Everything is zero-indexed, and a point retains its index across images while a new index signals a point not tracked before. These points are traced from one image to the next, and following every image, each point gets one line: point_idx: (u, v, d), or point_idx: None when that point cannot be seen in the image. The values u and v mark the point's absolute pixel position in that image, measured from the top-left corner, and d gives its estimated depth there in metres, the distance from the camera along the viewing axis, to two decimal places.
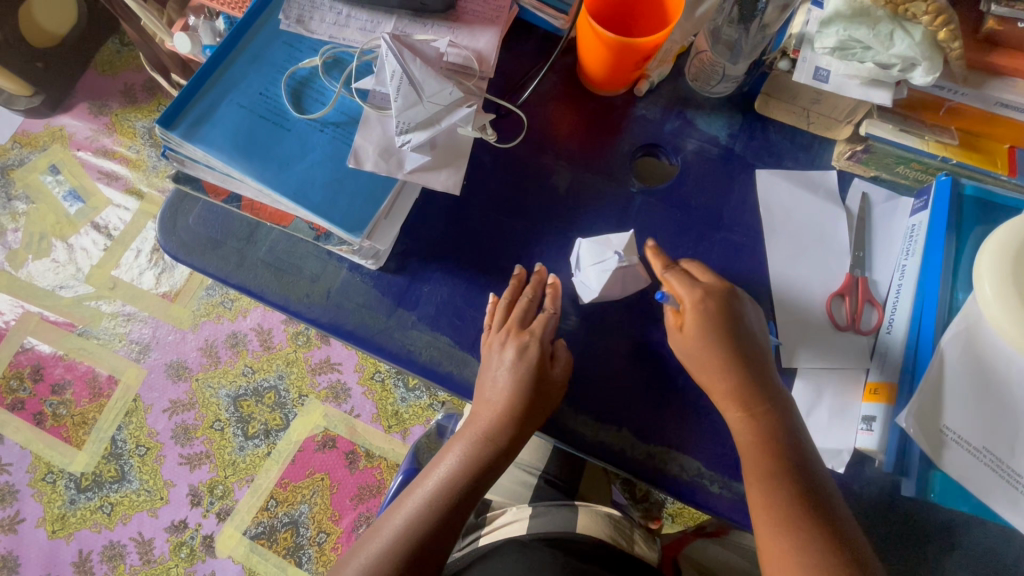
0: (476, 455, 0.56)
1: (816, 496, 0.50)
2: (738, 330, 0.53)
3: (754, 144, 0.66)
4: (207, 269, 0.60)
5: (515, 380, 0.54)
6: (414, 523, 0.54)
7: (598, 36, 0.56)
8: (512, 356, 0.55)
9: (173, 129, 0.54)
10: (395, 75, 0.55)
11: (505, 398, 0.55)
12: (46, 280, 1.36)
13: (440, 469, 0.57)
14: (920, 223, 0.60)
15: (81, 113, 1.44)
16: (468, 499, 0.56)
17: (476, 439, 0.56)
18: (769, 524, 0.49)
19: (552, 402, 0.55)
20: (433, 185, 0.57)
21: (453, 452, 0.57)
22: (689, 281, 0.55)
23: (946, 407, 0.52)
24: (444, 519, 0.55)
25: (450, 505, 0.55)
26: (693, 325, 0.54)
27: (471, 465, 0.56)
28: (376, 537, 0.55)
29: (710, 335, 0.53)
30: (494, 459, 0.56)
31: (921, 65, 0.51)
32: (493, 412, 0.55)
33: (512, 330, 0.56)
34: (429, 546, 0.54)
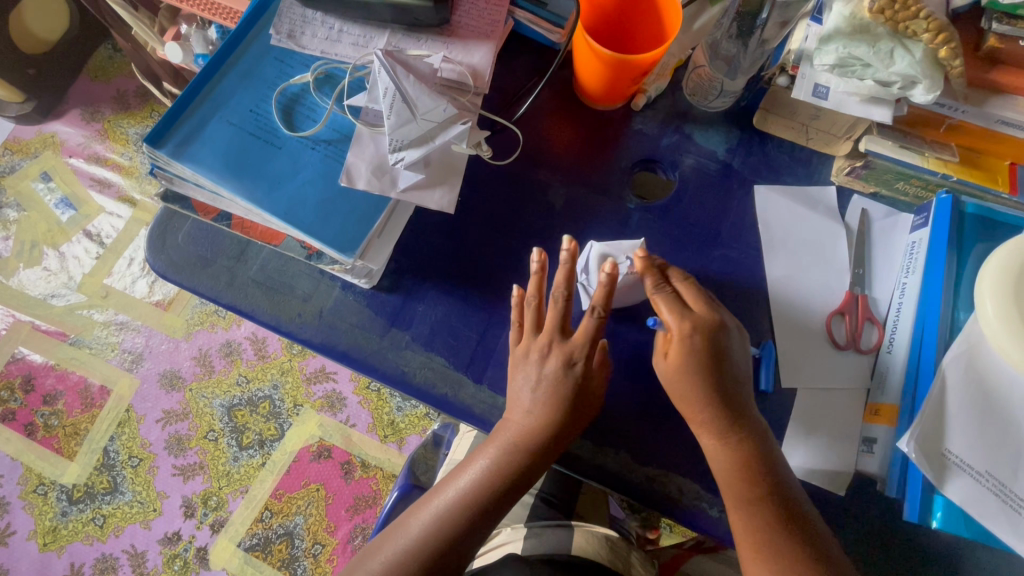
0: (508, 461, 0.54)
1: (806, 524, 0.49)
2: (721, 364, 0.52)
3: (752, 159, 0.65)
4: (197, 288, 0.59)
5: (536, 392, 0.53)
6: (440, 525, 0.53)
7: (594, 52, 0.55)
8: (537, 367, 0.54)
9: (160, 147, 0.53)
10: (388, 92, 0.54)
11: (543, 408, 0.53)
12: (37, 288, 1.35)
13: (469, 471, 0.55)
14: (920, 240, 0.59)
15: (73, 119, 1.42)
16: (499, 502, 0.54)
17: (506, 446, 0.54)
18: (756, 547, 0.49)
19: (588, 415, 0.54)
20: (428, 204, 0.56)
21: (485, 454, 0.55)
22: (679, 309, 0.52)
23: (948, 430, 0.51)
24: (470, 523, 0.53)
25: (478, 509, 0.53)
26: (676, 355, 0.52)
27: (504, 469, 0.54)
28: (400, 534, 0.54)
29: (691, 369, 0.51)
30: (527, 469, 0.53)
31: (922, 83, 0.51)
32: (529, 421, 0.53)
33: (553, 339, 0.54)
34: (453, 548, 0.52)
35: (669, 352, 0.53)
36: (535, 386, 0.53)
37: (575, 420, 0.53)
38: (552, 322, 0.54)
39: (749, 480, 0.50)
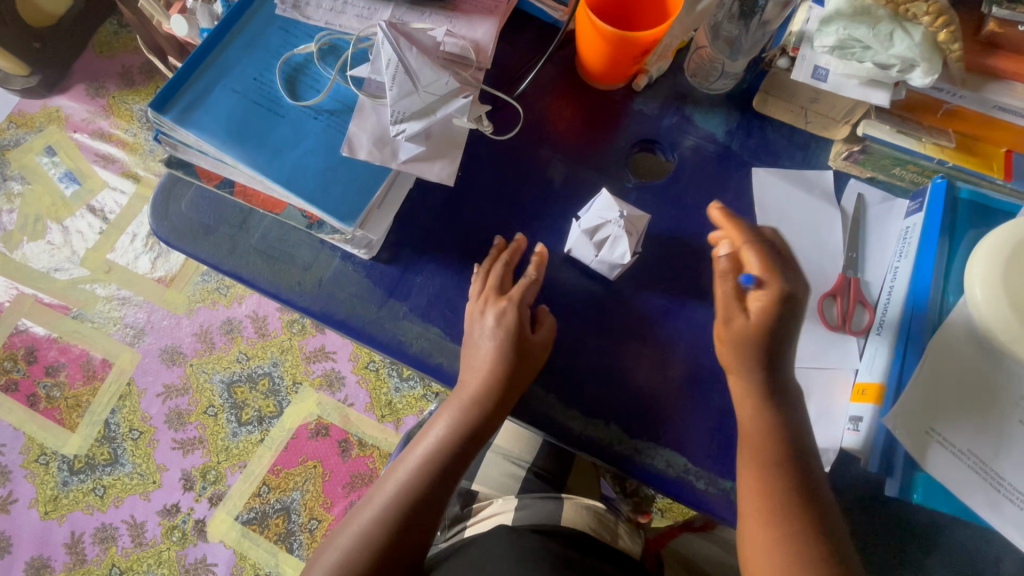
0: (463, 419, 0.56)
1: (814, 493, 0.51)
2: (791, 323, 0.54)
3: (751, 141, 0.66)
4: (199, 255, 0.60)
5: (491, 359, 0.55)
6: (406, 488, 0.55)
7: (597, 29, 0.56)
8: (493, 326, 0.55)
9: (165, 112, 0.54)
10: (391, 64, 0.54)
11: (489, 363, 0.55)
12: (40, 261, 1.36)
13: (430, 435, 0.58)
14: (914, 225, 0.60)
15: (78, 94, 1.42)
16: (455, 468, 0.57)
17: (461, 412, 0.56)
18: (763, 516, 0.51)
19: (537, 365, 0.56)
20: (428, 175, 0.57)
21: (441, 421, 0.58)
22: (771, 265, 0.55)
23: (932, 408, 0.52)
24: (434, 481, 0.56)
25: (438, 473, 0.56)
26: (762, 310, 0.54)
27: (460, 431, 0.57)
28: (369, 505, 0.56)
29: (769, 325, 0.54)
30: (482, 424, 0.56)
31: (920, 66, 0.51)
32: (478, 378, 0.55)
33: (491, 297, 0.56)
34: (420, 512, 0.55)
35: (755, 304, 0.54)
36: (503, 354, 0.54)
37: (520, 381, 0.55)
38: (491, 284, 0.57)
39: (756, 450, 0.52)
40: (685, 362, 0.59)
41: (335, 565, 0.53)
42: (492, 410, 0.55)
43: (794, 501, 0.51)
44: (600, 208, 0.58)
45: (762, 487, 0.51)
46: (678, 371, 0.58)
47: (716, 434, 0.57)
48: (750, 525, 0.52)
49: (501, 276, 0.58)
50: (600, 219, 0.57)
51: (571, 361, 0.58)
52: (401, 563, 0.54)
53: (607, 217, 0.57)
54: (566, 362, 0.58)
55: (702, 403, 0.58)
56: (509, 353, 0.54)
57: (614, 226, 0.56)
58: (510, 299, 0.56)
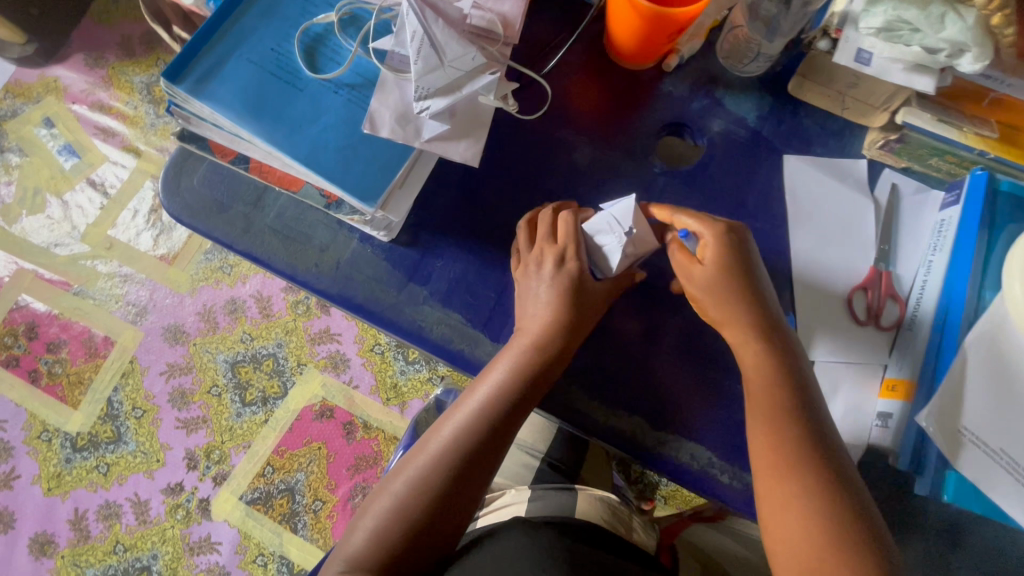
0: (523, 366, 0.52)
1: (842, 472, 0.48)
2: (746, 266, 0.52)
3: (783, 128, 0.64)
4: (213, 233, 0.58)
5: (549, 307, 0.53)
6: (462, 436, 0.52)
7: (632, 4, 0.53)
8: (546, 274, 0.53)
9: (179, 83, 0.51)
10: (416, 36, 0.52)
11: (550, 307, 0.53)
12: (40, 236, 1.33)
13: (486, 382, 0.53)
14: (950, 219, 0.58)
15: (77, 64, 1.38)
16: (512, 420, 0.53)
17: (512, 370, 0.52)
18: (783, 489, 0.47)
19: (596, 312, 0.54)
20: (452, 155, 0.54)
21: (498, 368, 0.53)
22: (704, 216, 0.53)
23: (964, 405, 0.51)
24: (491, 430, 0.53)
25: (494, 425, 0.52)
26: (713, 257, 0.52)
27: (520, 378, 0.52)
28: (422, 452, 0.53)
29: (727, 268, 0.52)
30: (543, 371, 0.52)
31: (972, 51, 0.49)
32: (542, 323, 0.53)
33: (545, 246, 0.54)
34: (474, 463, 0.52)
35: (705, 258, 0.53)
36: (559, 302, 0.53)
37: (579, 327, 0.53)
38: (543, 234, 0.55)
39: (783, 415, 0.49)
40: (712, 355, 0.57)
41: (387, 516, 0.51)
42: (552, 356, 0.52)
43: (818, 478, 0.47)
44: (618, 212, 0.52)
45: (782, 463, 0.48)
46: (704, 363, 0.57)
47: (742, 428, 0.56)
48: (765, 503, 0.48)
49: (550, 223, 0.55)
50: (608, 217, 0.52)
51: (595, 349, 0.57)
52: (454, 519, 0.52)
53: (616, 220, 0.51)
54: (590, 348, 0.57)
55: (728, 396, 0.56)
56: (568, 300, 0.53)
57: (617, 231, 0.52)
58: (556, 248, 0.54)
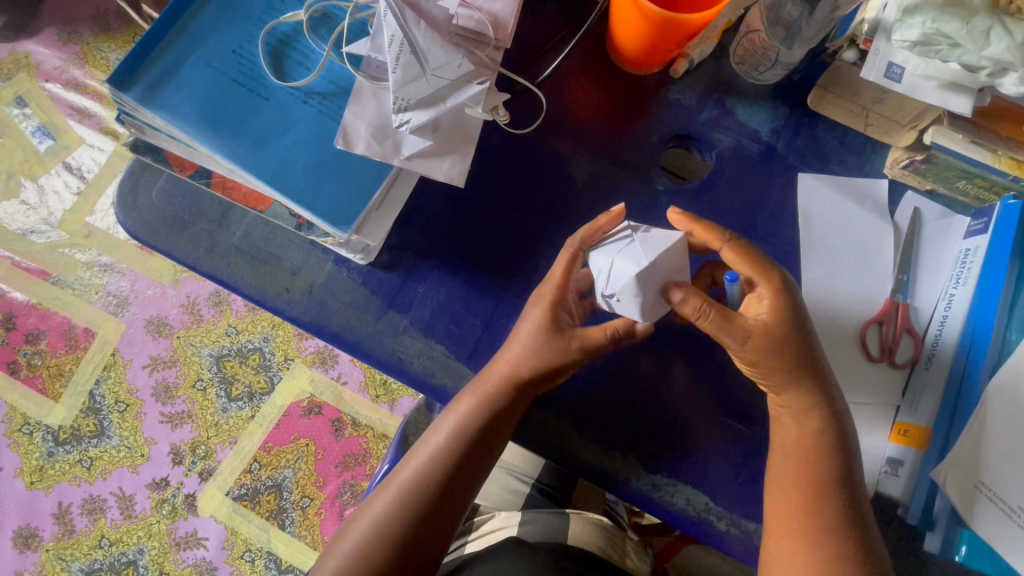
0: (489, 404, 0.49)
1: (858, 522, 0.47)
2: (804, 326, 0.47)
3: (799, 141, 0.58)
4: (173, 253, 0.53)
5: (521, 343, 0.49)
6: (427, 476, 0.50)
7: (638, 7, 0.47)
8: (529, 306, 0.49)
9: (127, 90, 0.46)
10: (394, 41, 0.46)
11: (524, 346, 0.48)
12: (15, 222, 1.27)
13: (451, 419, 0.50)
14: (977, 249, 0.53)
15: (49, 39, 1.30)
16: (478, 457, 0.50)
17: (477, 409, 0.49)
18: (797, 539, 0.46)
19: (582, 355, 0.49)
20: (435, 175, 0.49)
21: (463, 403, 0.50)
22: (760, 262, 0.47)
23: (983, 460, 0.48)
24: (458, 468, 0.50)
25: (460, 462, 0.50)
26: (770, 312, 0.46)
27: (486, 419, 0.49)
28: (385, 490, 0.50)
29: (783, 328, 0.46)
30: (511, 409, 0.49)
31: (1017, 71, 0.44)
32: (511, 360, 0.49)
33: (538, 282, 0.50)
34: (439, 502, 0.50)
35: (759, 312, 0.47)
36: (535, 338, 0.48)
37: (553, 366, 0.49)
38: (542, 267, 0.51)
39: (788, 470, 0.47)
40: (713, 392, 0.54)
41: (350, 559, 0.48)
42: (521, 394, 0.49)
43: (830, 529, 0.46)
44: (614, 278, 0.44)
45: (798, 514, 0.47)
46: (705, 401, 0.53)
47: (743, 472, 0.52)
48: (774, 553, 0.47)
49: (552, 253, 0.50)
50: (609, 265, 0.44)
51: (589, 385, 0.53)
52: (418, 565, 0.49)
53: (610, 276, 0.44)
54: (579, 382, 0.53)
55: (729, 437, 0.53)
56: (544, 340, 0.48)
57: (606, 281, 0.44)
58: (548, 283, 0.49)
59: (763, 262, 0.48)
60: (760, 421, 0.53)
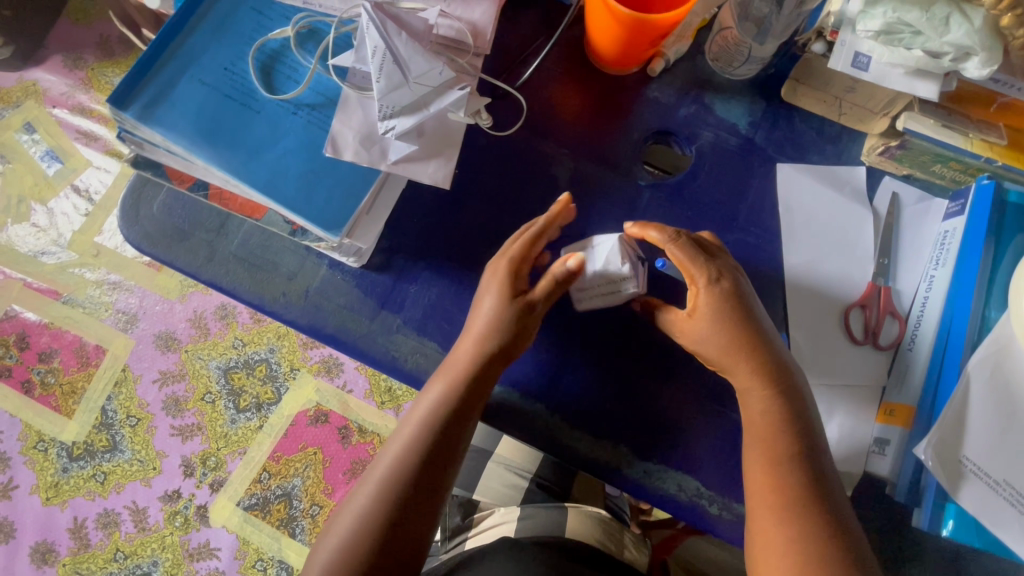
0: (448, 388, 0.50)
1: (833, 507, 0.47)
2: (745, 314, 0.49)
3: (777, 134, 0.60)
4: (174, 263, 0.55)
5: (482, 329, 0.50)
6: (397, 470, 0.50)
7: (610, 11, 0.49)
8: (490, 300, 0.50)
9: (125, 109, 0.48)
10: (377, 52, 0.48)
11: (477, 335, 0.50)
12: (27, 244, 1.31)
13: (417, 408, 0.51)
14: (954, 230, 0.55)
15: (55, 66, 1.34)
16: (462, 423, 0.50)
17: (455, 377, 0.50)
18: (774, 522, 0.47)
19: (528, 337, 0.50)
20: (420, 178, 0.51)
21: (433, 390, 0.51)
22: (695, 260, 0.49)
23: (966, 436, 0.49)
24: (427, 458, 0.50)
25: (429, 451, 0.50)
26: (703, 307, 0.49)
27: (449, 402, 0.50)
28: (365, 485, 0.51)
29: (720, 319, 0.48)
30: (472, 387, 0.50)
31: (978, 55, 0.45)
32: (466, 351, 0.50)
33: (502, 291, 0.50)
34: (417, 496, 0.50)
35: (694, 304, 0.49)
36: (489, 329, 0.50)
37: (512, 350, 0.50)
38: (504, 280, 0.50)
39: (772, 452, 0.48)
40: (700, 379, 0.55)
41: (334, 557, 0.48)
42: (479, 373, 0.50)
43: (812, 507, 0.46)
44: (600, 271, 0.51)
45: (782, 494, 0.47)
46: (693, 389, 0.55)
47: (733, 457, 0.53)
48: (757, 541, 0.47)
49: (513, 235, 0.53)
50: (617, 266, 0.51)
51: (577, 376, 0.55)
52: (398, 557, 0.49)
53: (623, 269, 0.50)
54: (570, 373, 0.55)
55: (716, 423, 0.54)
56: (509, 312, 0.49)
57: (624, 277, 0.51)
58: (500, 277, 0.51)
59: (704, 260, 0.49)
60: None
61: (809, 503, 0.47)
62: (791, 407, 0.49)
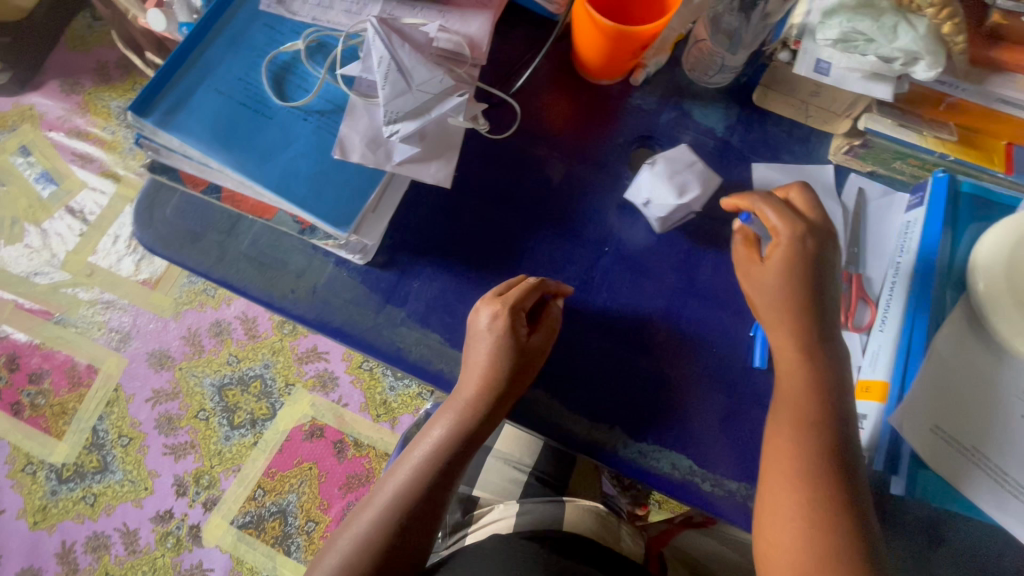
0: (462, 424, 0.54)
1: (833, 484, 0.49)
2: (819, 271, 0.53)
3: (751, 136, 0.65)
4: (186, 263, 0.58)
5: (487, 360, 0.52)
6: (406, 493, 0.53)
7: (595, 23, 0.54)
8: (487, 326, 0.53)
9: (146, 116, 0.51)
10: (382, 62, 0.52)
11: (487, 366, 0.52)
12: (19, 266, 1.32)
13: (428, 439, 0.55)
14: (915, 220, 0.59)
15: (52, 91, 1.37)
16: (468, 454, 0.55)
17: (465, 408, 0.54)
18: (780, 496, 0.50)
19: (532, 373, 0.54)
20: (424, 177, 0.55)
21: (440, 422, 0.55)
22: (790, 221, 0.53)
23: (937, 406, 0.52)
24: (434, 485, 0.54)
25: (437, 478, 0.54)
26: (780, 255, 0.53)
27: (460, 437, 0.54)
28: (370, 506, 0.54)
29: (792, 267, 0.53)
30: (483, 427, 0.54)
31: (924, 59, 0.50)
32: (477, 385, 0.53)
33: (505, 315, 0.52)
34: (417, 524, 0.53)
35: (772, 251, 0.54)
36: (492, 359, 0.52)
37: (514, 392, 0.53)
38: (511, 304, 0.52)
39: None
40: (689, 363, 0.58)
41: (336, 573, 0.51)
42: (492, 414, 0.53)
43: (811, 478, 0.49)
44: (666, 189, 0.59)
45: None
46: (681, 372, 0.58)
47: (722, 435, 0.56)
48: (765, 512, 0.51)
49: (508, 283, 0.55)
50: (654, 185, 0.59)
51: (572, 362, 0.58)
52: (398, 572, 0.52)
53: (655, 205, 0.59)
54: (569, 362, 0.58)
55: (705, 403, 0.57)
56: (510, 360, 0.52)
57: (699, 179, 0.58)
58: (503, 302, 0.53)
59: (804, 223, 0.53)
60: (736, 387, 0.58)
61: (808, 477, 0.50)
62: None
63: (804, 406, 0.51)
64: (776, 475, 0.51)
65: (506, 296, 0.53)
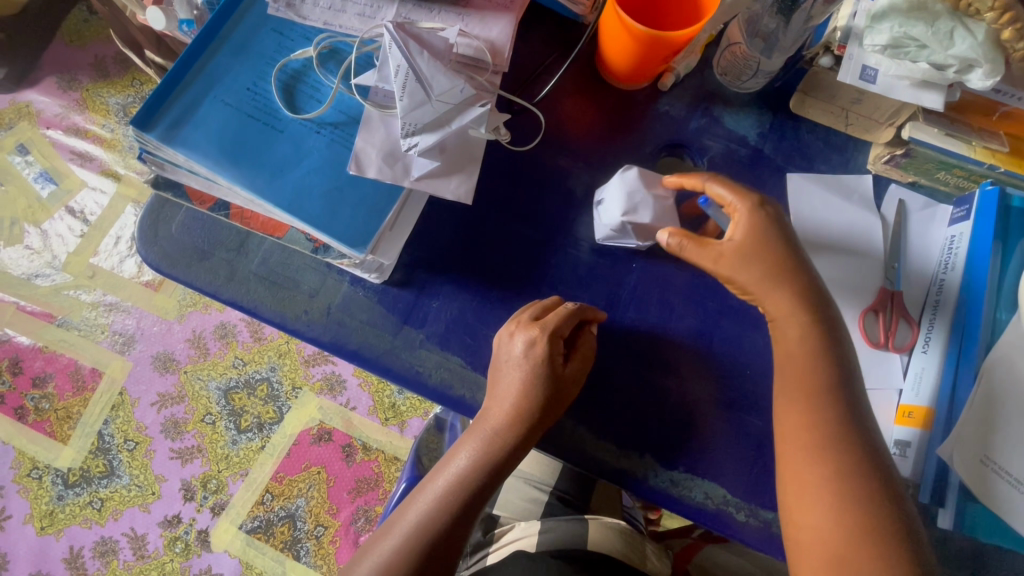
0: (488, 452, 0.52)
1: (882, 519, 0.46)
2: (786, 242, 0.51)
3: (785, 144, 0.61)
4: (194, 283, 0.55)
5: (520, 387, 0.50)
6: (428, 523, 0.51)
7: (626, 28, 0.51)
8: (523, 353, 0.50)
9: (150, 130, 0.48)
10: (400, 71, 0.49)
11: (518, 394, 0.50)
12: (20, 267, 1.29)
13: (451, 466, 0.53)
14: (961, 235, 0.56)
15: (49, 87, 1.33)
16: (493, 483, 0.53)
17: (492, 435, 0.51)
18: (822, 530, 0.47)
19: (567, 402, 0.52)
20: (444, 194, 0.52)
21: (464, 450, 0.53)
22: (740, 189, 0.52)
23: (986, 436, 0.50)
24: (458, 516, 0.51)
25: (461, 507, 0.52)
26: (744, 232, 0.51)
27: (485, 464, 0.52)
28: (389, 535, 0.52)
29: (758, 242, 0.50)
30: (509, 455, 0.52)
31: (982, 67, 0.47)
32: (505, 412, 0.51)
33: (543, 339, 0.50)
34: (437, 556, 0.50)
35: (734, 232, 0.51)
36: (525, 386, 0.50)
37: (545, 421, 0.51)
38: (550, 329, 0.50)
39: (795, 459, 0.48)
40: (719, 386, 0.56)
41: None
42: (520, 443, 0.51)
43: (860, 513, 0.47)
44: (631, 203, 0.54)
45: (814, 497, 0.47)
46: (713, 396, 0.55)
47: (756, 461, 0.54)
48: (804, 549, 0.47)
49: (543, 306, 0.52)
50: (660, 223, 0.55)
51: (600, 387, 0.55)
52: None
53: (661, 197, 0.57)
54: (598, 387, 0.55)
55: (739, 429, 0.55)
56: (544, 388, 0.50)
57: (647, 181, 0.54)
58: (540, 327, 0.50)
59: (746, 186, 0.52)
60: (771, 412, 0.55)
61: (854, 513, 0.47)
62: (831, 413, 0.49)
63: (854, 439, 0.48)
64: (817, 500, 0.48)
65: (543, 321, 0.51)
